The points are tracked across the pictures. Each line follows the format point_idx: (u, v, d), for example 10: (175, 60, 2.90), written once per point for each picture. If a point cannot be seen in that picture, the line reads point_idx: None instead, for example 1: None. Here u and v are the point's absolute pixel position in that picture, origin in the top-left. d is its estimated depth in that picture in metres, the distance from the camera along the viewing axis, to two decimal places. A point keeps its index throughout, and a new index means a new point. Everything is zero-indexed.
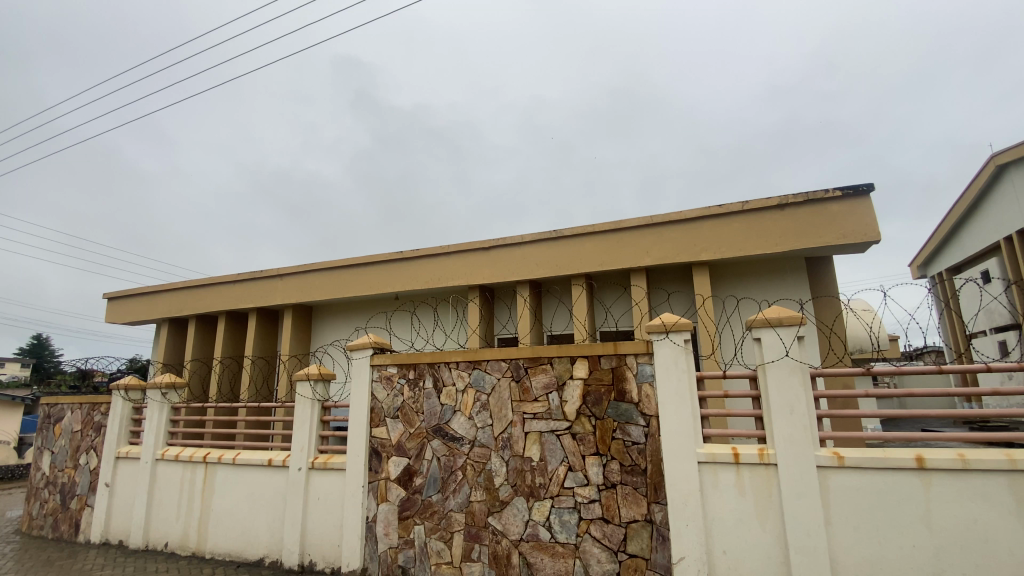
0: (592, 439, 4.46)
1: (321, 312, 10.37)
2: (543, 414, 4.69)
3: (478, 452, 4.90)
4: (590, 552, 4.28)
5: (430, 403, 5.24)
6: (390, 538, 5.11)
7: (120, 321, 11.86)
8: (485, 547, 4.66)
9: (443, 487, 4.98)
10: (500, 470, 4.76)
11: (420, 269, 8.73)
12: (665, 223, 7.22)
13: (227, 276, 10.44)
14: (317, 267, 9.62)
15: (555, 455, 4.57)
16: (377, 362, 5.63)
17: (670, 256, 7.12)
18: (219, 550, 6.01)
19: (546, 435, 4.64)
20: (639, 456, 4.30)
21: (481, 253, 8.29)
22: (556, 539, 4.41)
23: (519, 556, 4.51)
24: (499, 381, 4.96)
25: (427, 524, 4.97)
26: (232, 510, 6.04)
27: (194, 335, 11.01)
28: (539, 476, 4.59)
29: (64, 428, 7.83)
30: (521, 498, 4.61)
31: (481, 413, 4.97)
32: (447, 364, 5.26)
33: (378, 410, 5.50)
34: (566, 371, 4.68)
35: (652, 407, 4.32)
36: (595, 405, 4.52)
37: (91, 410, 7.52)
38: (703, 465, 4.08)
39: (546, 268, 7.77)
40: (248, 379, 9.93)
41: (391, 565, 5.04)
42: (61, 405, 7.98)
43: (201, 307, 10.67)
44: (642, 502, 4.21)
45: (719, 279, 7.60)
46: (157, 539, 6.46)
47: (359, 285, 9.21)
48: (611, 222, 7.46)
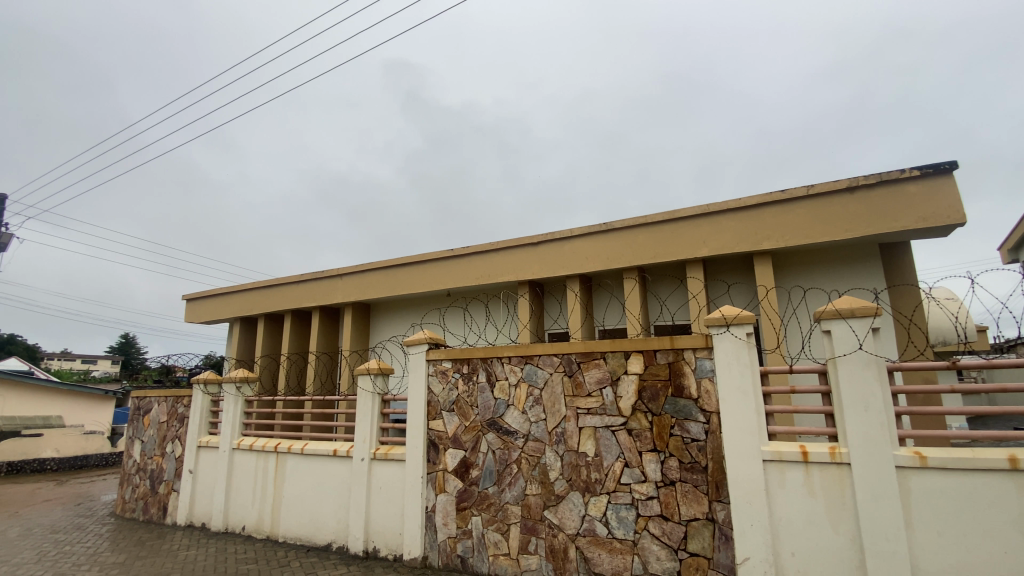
0: (649, 435, 4.38)
1: (378, 309, 10.74)
2: (597, 410, 4.65)
3: (533, 446, 4.92)
4: (649, 549, 4.21)
5: (484, 397, 5.32)
6: (449, 527, 5.23)
7: (197, 320, 12.78)
8: (541, 540, 4.69)
9: (499, 479, 5.04)
10: (555, 464, 4.76)
11: (471, 266, 8.85)
12: (722, 211, 6.96)
13: (291, 277, 11.01)
14: (373, 266, 9.96)
15: (610, 451, 4.52)
16: (432, 357, 5.76)
17: (729, 246, 6.85)
18: (291, 535, 6.37)
19: (601, 430, 4.60)
20: (699, 453, 4.17)
21: (532, 248, 8.30)
22: (613, 536, 4.37)
23: (576, 550, 4.50)
24: (551, 376, 4.96)
25: (484, 516, 5.05)
26: (301, 497, 6.39)
27: (264, 332, 11.70)
28: (595, 471, 4.55)
29: (152, 419, 8.54)
30: (577, 492, 4.60)
31: (534, 407, 4.98)
32: (499, 358, 5.31)
33: (434, 404, 5.64)
34: (620, 366, 4.61)
35: (712, 403, 4.18)
36: (651, 401, 4.43)
37: (175, 402, 8.16)
38: (769, 463, 3.91)
39: (598, 261, 7.67)
40: (313, 373, 10.46)
41: (451, 554, 5.17)
42: (149, 398, 8.70)
43: (268, 306, 11.32)
44: (703, 500, 4.09)
45: (783, 269, 7.24)
46: (235, 522, 6.94)
47: (413, 283, 9.46)
48: (665, 213, 7.26)
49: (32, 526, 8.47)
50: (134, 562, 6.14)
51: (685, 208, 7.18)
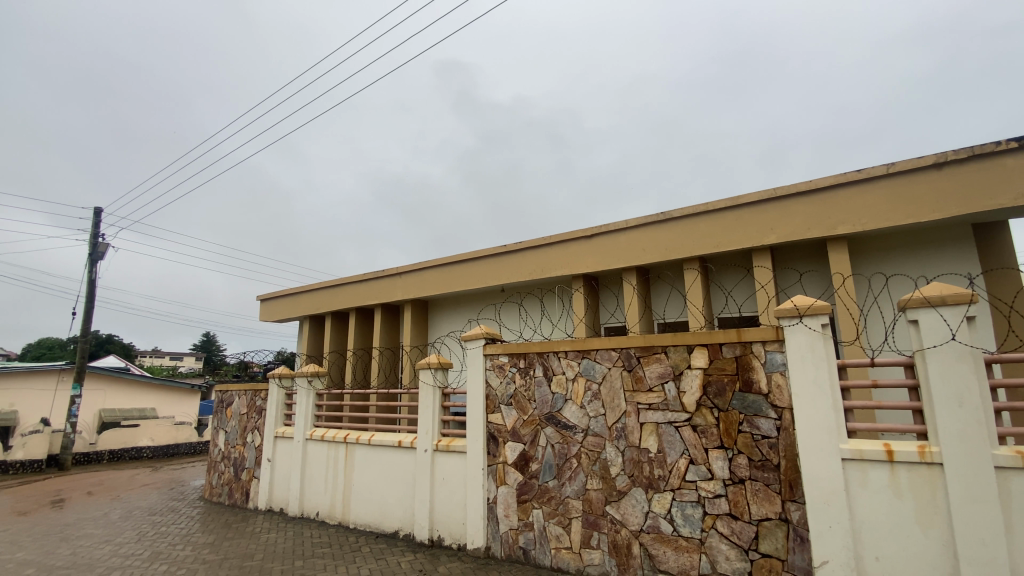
0: (715, 432, 4.23)
1: (435, 306, 11.01)
2: (659, 405, 4.55)
3: (592, 440, 4.88)
4: (717, 548, 4.07)
5: (541, 391, 5.33)
6: (511, 519, 5.30)
7: (271, 319, 13.64)
8: (604, 535, 4.65)
9: (559, 473, 5.04)
10: (616, 459, 4.70)
11: (526, 261, 8.88)
12: (790, 195, 6.59)
13: (354, 276, 11.49)
14: (430, 263, 10.22)
15: (674, 447, 4.41)
16: (489, 352, 5.84)
17: (798, 232, 6.48)
18: (361, 521, 6.69)
19: (664, 426, 4.49)
20: (770, 451, 3.99)
21: (586, 240, 8.21)
22: (679, 533, 4.26)
23: (640, 547, 4.43)
24: (610, 370, 4.89)
25: (545, 509, 5.07)
26: (370, 486, 6.69)
27: (331, 329, 12.31)
28: (658, 467, 4.46)
29: (233, 411, 9.21)
30: (639, 488, 4.52)
31: (593, 402, 4.94)
32: (556, 353, 5.31)
33: (492, 398, 5.71)
34: (683, 360, 4.48)
35: (784, 399, 3.97)
36: (717, 396, 4.27)
37: (254, 395, 8.76)
38: (849, 463, 3.67)
39: (656, 252, 7.48)
40: (377, 367, 10.91)
41: (513, 545, 5.24)
42: (230, 392, 9.39)
43: (334, 304, 11.90)
44: (776, 500, 3.90)
45: (860, 255, 6.76)
46: (310, 508, 7.37)
47: (469, 279, 9.62)
48: (727, 200, 6.96)
49: (134, 508, 9.38)
50: (222, 542, 6.66)
51: (748, 194, 6.85)
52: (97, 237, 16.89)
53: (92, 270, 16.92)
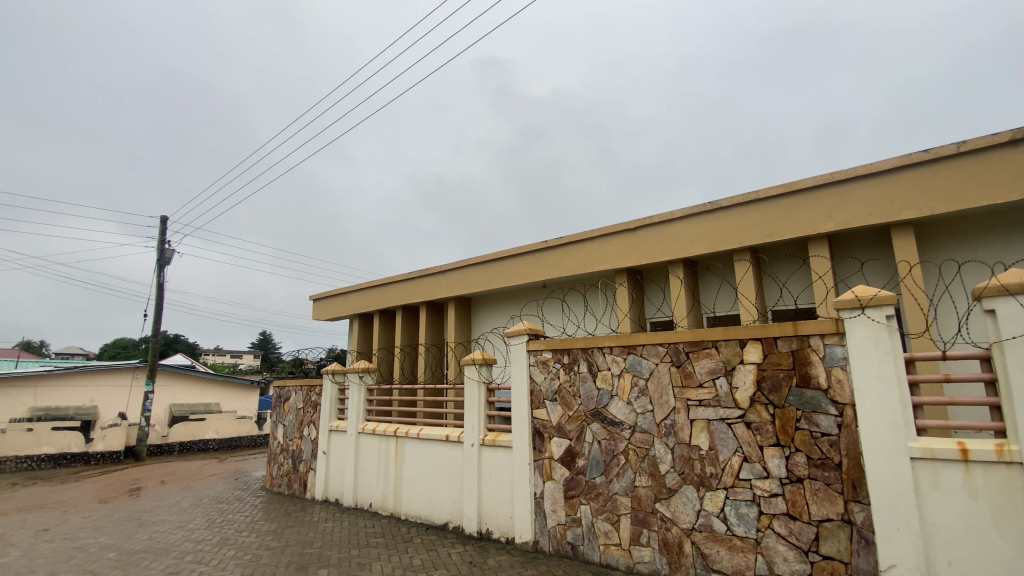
0: (771, 429, 4.07)
1: (478, 302, 11.14)
2: (710, 401, 4.43)
3: (640, 437, 4.81)
4: (775, 549, 3.93)
5: (586, 387, 5.30)
6: (558, 514, 5.30)
7: (323, 318, 14.18)
8: (654, 533, 4.58)
9: (606, 469, 5.00)
10: (665, 456, 4.62)
11: (568, 256, 8.83)
12: (847, 180, 6.25)
13: (399, 275, 11.77)
14: (473, 261, 10.33)
15: (726, 445, 4.28)
16: (533, 348, 5.85)
17: (857, 218, 6.13)
18: (412, 513, 6.88)
19: (715, 423, 4.37)
20: (831, 449, 3.80)
21: (630, 233, 8.08)
22: (733, 533, 4.14)
23: (692, 545, 4.34)
24: (658, 366, 4.80)
25: (593, 505, 5.05)
26: (420, 479, 6.87)
27: (379, 327, 12.69)
28: (710, 465, 4.34)
29: (291, 406, 9.65)
30: (691, 486, 4.42)
31: (640, 398, 4.87)
32: (601, 349, 5.26)
33: (537, 393, 5.73)
34: (735, 355, 4.34)
35: (845, 394, 3.78)
36: (772, 392, 4.11)
37: (309, 391, 9.16)
38: (918, 462, 3.44)
39: (703, 244, 7.26)
40: (423, 364, 11.15)
41: (561, 540, 5.25)
42: (288, 387, 9.85)
43: (381, 303, 12.25)
44: (837, 500, 3.73)
45: (928, 242, 6.32)
46: (364, 499, 7.65)
47: (511, 276, 9.66)
48: (779, 187, 6.67)
49: (203, 496, 10.03)
50: (283, 530, 7.02)
51: (802, 180, 6.54)
52: (164, 243, 18.08)
53: (160, 275, 18.13)
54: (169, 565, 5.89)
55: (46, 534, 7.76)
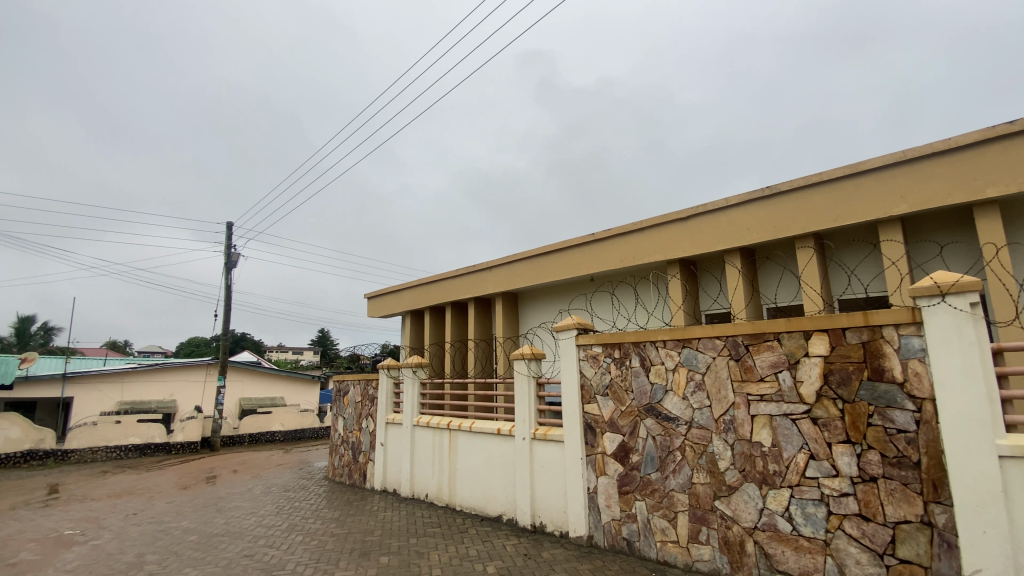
0: (840, 425, 3.85)
1: (526, 297, 11.17)
2: (773, 396, 4.24)
3: (697, 433, 4.68)
4: (846, 551, 3.73)
5: (639, 381, 5.20)
6: (613, 509, 5.25)
7: (377, 315, 14.66)
8: (713, 531, 4.45)
9: (662, 466, 4.90)
10: (724, 453, 4.47)
11: (617, 248, 8.69)
12: (921, 158, 5.79)
13: (448, 272, 11.98)
14: (520, 256, 10.36)
15: (791, 441, 4.09)
16: (583, 342, 5.81)
17: (933, 199, 5.66)
18: (467, 504, 7.02)
19: (778, 419, 4.19)
20: (908, 447, 3.55)
21: (681, 223, 7.85)
22: (799, 533, 3.96)
23: (755, 545, 4.18)
24: (715, 360, 4.64)
25: (648, 501, 4.96)
26: (473, 471, 6.99)
27: (430, 323, 12.98)
28: (773, 462, 4.16)
29: (350, 399, 10.07)
30: (753, 484, 4.26)
31: (697, 393, 4.73)
32: (654, 343, 5.15)
33: (588, 388, 5.68)
34: (799, 348, 4.13)
35: (924, 388, 3.51)
36: (841, 386, 3.89)
37: (366, 385, 9.52)
38: (1008, 461, 3.13)
39: (760, 231, 6.95)
40: (473, 358, 11.32)
41: (616, 536, 5.20)
42: (346, 381, 10.28)
43: (431, 299, 12.54)
44: (916, 501, 3.48)
45: (1018, 221, 5.74)
46: (420, 490, 7.88)
47: (558, 270, 9.63)
48: (844, 168, 6.27)
49: (272, 484, 10.67)
50: (346, 518, 7.35)
51: (870, 160, 6.11)
52: (230, 247, 19.27)
53: (228, 277, 19.34)
54: (244, 548, 6.32)
55: (136, 517, 8.49)
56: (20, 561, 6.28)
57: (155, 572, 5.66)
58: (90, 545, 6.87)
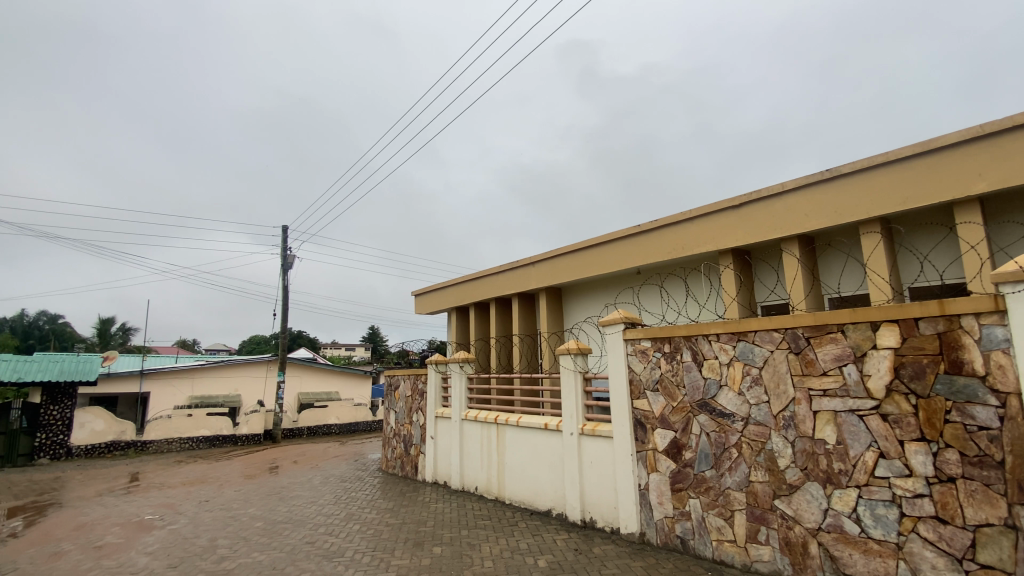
0: (913, 422, 3.59)
1: (570, 292, 11.09)
2: (837, 391, 4.02)
3: (755, 430, 4.50)
4: (921, 556, 3.49)
5: (691, 376, 5.06)
6: (665, 507, 5.15)
7: (424, 311, 14.97)
8: (774, 531, 4.28)
9: (717, 463, 4.75)
10: (785, 451, 4.28)
11: (663, 240, 8.49)
12: (1001, 133, 5.29)
13: (492, 269, 12.07)
14: (563, 250, 10.29)
15: (858, 439, 3.86)
16: (630, 337, 5.71)
17: (1016, 177, 5.16)
18: (516, 498, 7.08)
19: (844, 415, 3.96)
20: (991, 445, 3.27)
21: (732, 212, 7.57)
22: (868, 535, 3.74)
23: (819, 547, 3.98)
24: (773, 354, 4.45)
25: (703, 499, 4.83)
26: (522, 465, 7.04)
27: (475, 319, 13.13)
28: (838, 461, 3.94)
29: (400, 394, 10.35)
30: (816, 483, 4.05)
31: (753, 389, 4.55)
32: (706, 337, 4.99)
33: (637, 383, 5.58)
34: (866, 340, 3.89)
35: (1009, 382, 3.23)
36: (914, 379, 3.63)
37: (416, 379, 9.77)
38: None
39: (821, 217, 6.57)
40: (518, 354, 11.38)
41: (669, 534, 5.09)
42: (397, 376, 10.58)
43: (476, 296, 12.69)
44: (1000, 503, 3.21)
45: None
46: (470, 483, 8.02)
47: (603, 263, 9.50)
48: (914, 147, 5.82)
49: (330, 475, 11.15)
50: (400, 508, 7.59)
51: (944, 136, 5.64)
52: (286, 250, 20.21)
53: (285, 278, 20.31)
54: (306, 535, 6.65)
55: (208, 504, 9.10)
56: (107, 543, 6.87)
57: (226, 555, 6.06)
58: (168, 529, 7.43)
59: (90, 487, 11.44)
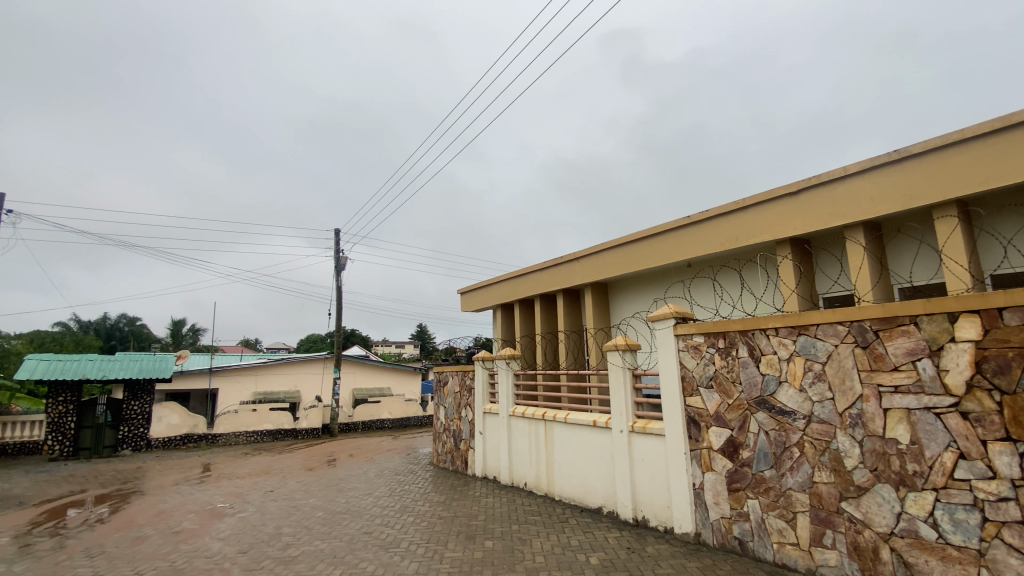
0: (998, 420, 3.31)
1: (617, 287, 10.92)
2: (910, 388, 3.75)
3: (818, 428, 4.28)
4: (1007, 565, 3.21)
5: (748, 372, 4.87)
6: (722, 507, 4.98)
7: (470, 309, 15.15)
8: (841, 535, 4.06)
9: (778, 463, 4.55)
10: (852, 451, 4.04)
11: (715, 231, 8.20)
12: None
13: (536, 265, 12.05)
14: (608, 245, 10.15)
15: (935, 439, 3.59)
16: (682, 332, 5.55)
17: None
18: (566, 495, 7.06)
19: (918, 413, 3.69)
20: None
21: (789, 199, 7.22)
22: (946, 541, 3.48)
23: (891, 553, 3.75)
24: (837, 348, 4.21)
25: (762, 500, 4.64)
26: (571, 462, 7.01)
27: (520, 315, 13.17)
28: (912, 462, 3.68)
29: (449, 389, 10.54)
30: (887, 485, 3.80)
31: (816, 385, 4.32)
32: (764, 331, 4.78)
33: (690, 380, 5.43)
34: (943, 332, 3.61)
35: None
36: (998, 374, 3.34)
37: (464, 375, 9.92)
38: None
39: (888, 201, 6.14)
40: (565, 350, 11.34)
41: (727, 535, 4.93)
42: (445, 372, 10.78)
43: (520, 293, 12.73)
44: None
45: None
46: (519, 478, 8.07)
47: (650, 257, 9.30)
48: (996, 122, 5.30)
49: (385, 468, 11.52)
50: (451, 502, 7.75)
51: None
52: (338, 251, 20.99)
53: (338, 279, 21.10)
54: (363, 525, 6.91)
55: (273, 494, 9.63)
56: (184, 529, 7.40)
57: (290, 543, 6.39)
58: (238, 517, 7.92)
59: (168, 477, 12.35)
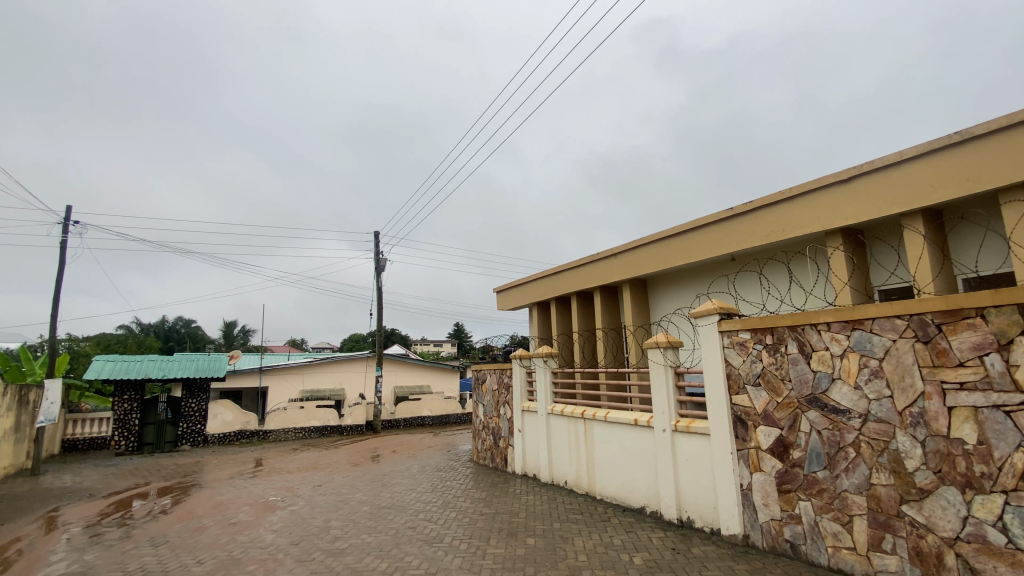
0: None
1: (656, 283, 10.73)
2: (977, 384, 3.52)
3: (875, 427, 4.08)
4: None
5: (799, 370, 4.69)
6: (772, 509, 4.82)
7: (506, 307, 15.23)
8: (902, 540, 3.85)
9: (831, 463, 4.35)
10: (913, 451, 3.83)
11: (759, 223, 7.93)
12: None
13: (572, 263, 11.99)
14: (646, 241, 9.98)
15: (1005, 438, 3.36)
16: (726, 328, 5.40)
17: None
18: (607, 494, 7.00)
19: (986, 411, 3.46)
20: None
21: (838, 188, 6.91)
22: (1018, 547, 3.26)
23: (957, 559, 3.53)
24: (896, 343, 3.99)
25: (815, 501, 4.46)
26: (612, 461, 6.95)
27: (557, 313, 13.14)
28: (980, 463, 3.46)
29: (487, 387, 10.62)
30: (952, 487, 3.58)
31: (873, 382, 4.11)
32: (815, 326, 4.59)
33: (736, 378, 5.28)
34: (1014, 325, 3.37)
35: None
36: None
37: (502, 373, 9.97)
38: None
39: (947, 187, 5.78)
40: (603, 348, 11.24)
41: (777, 537, 4.77)
42: (483, 370, 10.86)
43: (556, 291, 12.70)
44: None
45: None
46: (559, 476, 8.06)
47: (690, 252, 9.08)
48: None
49: (426, 465, 11.74)
50: (492, 498, 7.82)
51: None
52: (378, 252, 21.53)
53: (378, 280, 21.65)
54: (407, 520, 7.07)
55: (321, 488, 9.99)
56: (240, 520, 7.78)
57: (338, 535, 6.63)
58: (288, 510, 8.26)
59: (224, 471, 13.02)
